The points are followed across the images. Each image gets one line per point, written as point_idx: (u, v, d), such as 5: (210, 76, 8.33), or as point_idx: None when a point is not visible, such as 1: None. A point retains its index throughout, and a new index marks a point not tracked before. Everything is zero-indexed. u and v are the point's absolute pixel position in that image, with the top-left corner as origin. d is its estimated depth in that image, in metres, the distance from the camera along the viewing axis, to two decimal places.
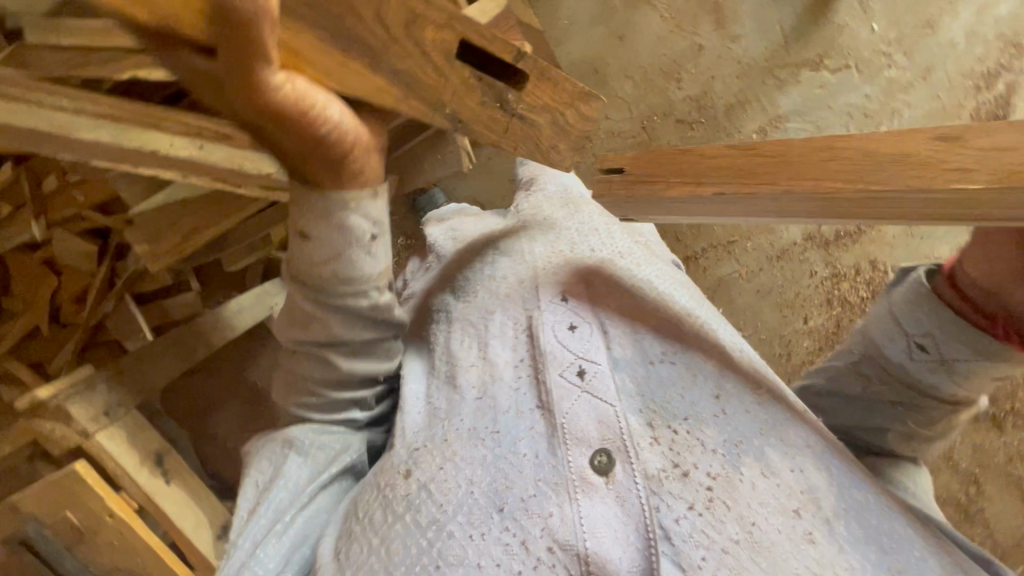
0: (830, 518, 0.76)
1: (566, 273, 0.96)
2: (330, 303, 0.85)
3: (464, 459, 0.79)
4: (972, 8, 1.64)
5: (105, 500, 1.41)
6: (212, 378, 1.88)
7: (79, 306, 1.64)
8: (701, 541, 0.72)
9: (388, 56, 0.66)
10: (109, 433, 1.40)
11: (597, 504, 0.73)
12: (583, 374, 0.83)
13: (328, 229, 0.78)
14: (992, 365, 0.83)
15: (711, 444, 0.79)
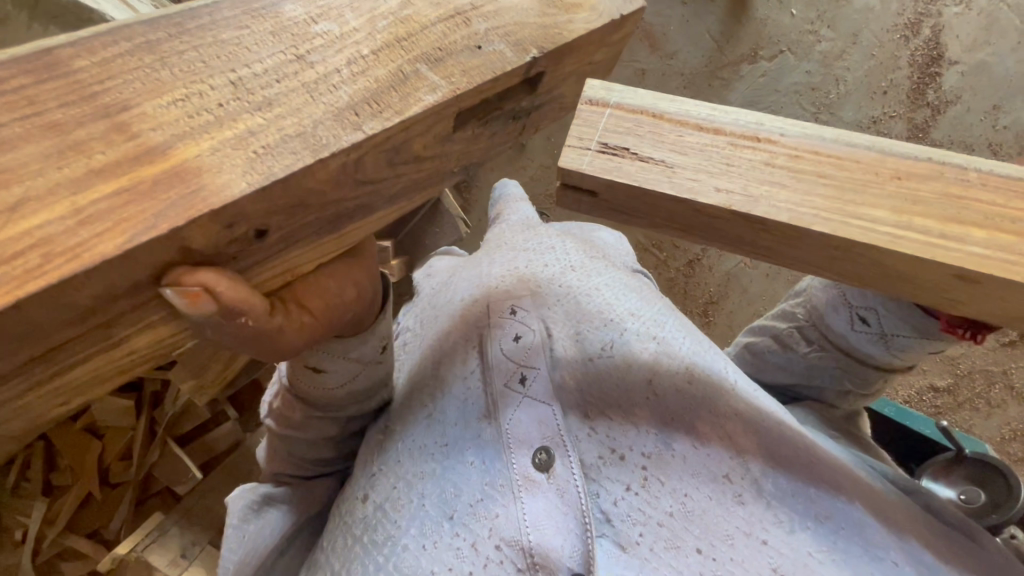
0: (760, 480, 0.57)
1: (517, 285, 0.69)
2: (341, 412, 0.66)
3: (416, 477, 0.58)
4: None
5: None
6: None
7: (127, 463, 1.63)
8: (638, 519, 0.54)
9: (381, 193, 0.50)
10: None
11: (539, 501, 0.54)
12: (525, 381, 0.60)
13: (344, 362, 0.62)
14: (930, 343, 0.71)
15: (648, 420, 0.58)
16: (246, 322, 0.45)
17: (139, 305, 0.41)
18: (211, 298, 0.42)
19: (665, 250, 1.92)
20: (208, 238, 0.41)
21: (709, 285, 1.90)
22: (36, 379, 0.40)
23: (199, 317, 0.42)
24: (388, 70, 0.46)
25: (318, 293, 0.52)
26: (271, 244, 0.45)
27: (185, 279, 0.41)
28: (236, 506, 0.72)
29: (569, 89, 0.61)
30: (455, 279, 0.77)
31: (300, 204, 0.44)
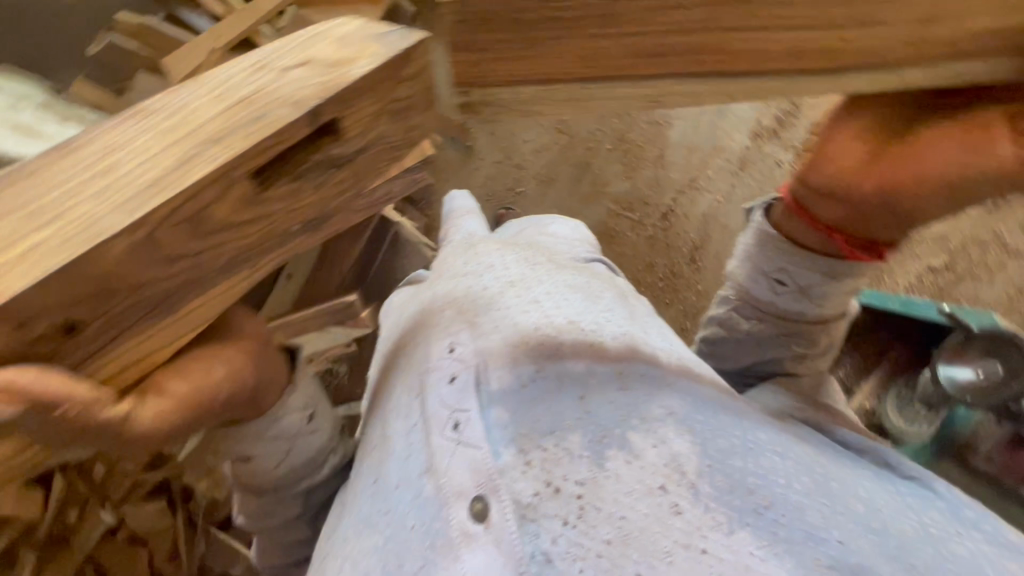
0: (699, 482, 0.44)
1: (453, 317, 0.61)
2: (292, 489, 0.69)
3: (361, 551, 0.52)
4: None
5: None
6: None
7: (177, 562, 1.60)
8: (578, 554, 0.42)
9: (207, 264, 0.46)
10: None
11: (478, 556, 0.44)
12: (458, 426, 0.50)
13: (268, 443, 0.62)
14: (845, 283, 0.69)
15: (581, 437, 0.47)
16: (61, 416, 0.41)
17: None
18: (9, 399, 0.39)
19: (637, 210, 1.90)
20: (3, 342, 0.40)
21: (689, 232, 1.88)
22: None
23: (13, 420, 0.40)
24: (172, 156, 0.43)
25: (177, 376, 0.48)
26: (87, 337, 0.43)
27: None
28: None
29: (400, 128, 0.48)
30: (404, 318, 0.70)
31: (99, 291, 0.42)
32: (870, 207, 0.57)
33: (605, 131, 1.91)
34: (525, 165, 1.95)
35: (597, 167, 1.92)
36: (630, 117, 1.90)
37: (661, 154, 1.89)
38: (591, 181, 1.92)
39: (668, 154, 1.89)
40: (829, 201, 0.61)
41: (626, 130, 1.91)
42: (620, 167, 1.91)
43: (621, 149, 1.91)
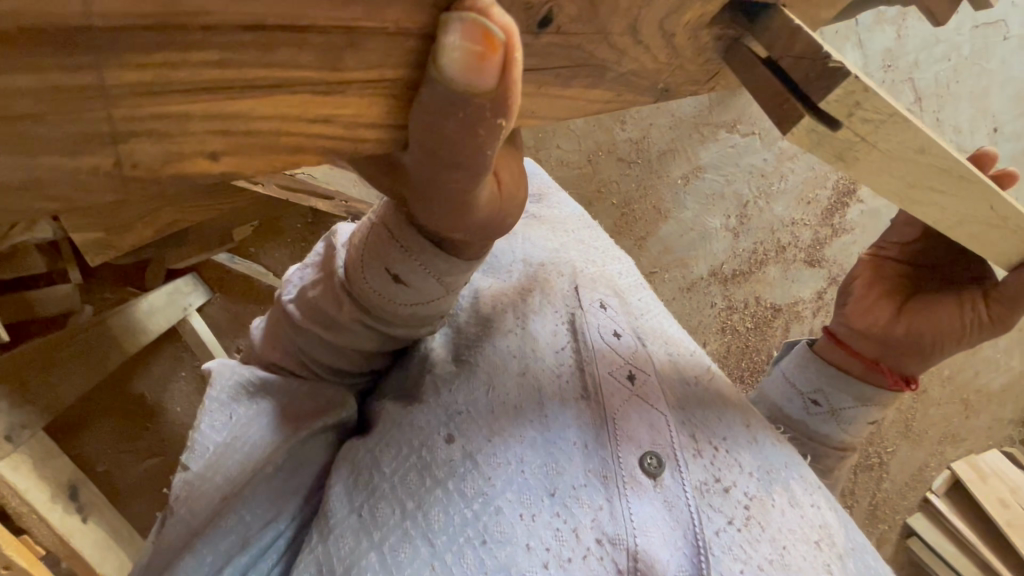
0: (843, 556, 0.56)
1: (608, 285, 0.69)
2: (387, 328, 0.56)
3: (513, 438, 0.53)
4: None
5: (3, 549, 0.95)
6: (105, 394, 1.46)
7: None
8: (740, 555, 0.51)
9: (622, 61, 0.46)
10: (13, 460, 1.02)
11: (646, 506, 0.51)
12: (634, 379, 0.59)
13: (429, 282, 0.51)
14: (869, 411, 0.79)
15: (750, 461, 0.58)
16: (495, 126, 0.35)
17: (395, 34, 0.32)
18: (500, 65, 0.32)
19: None
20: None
21: None
22: (241, 66, 0.29)
23: (460, 85, 0.32)
24: None
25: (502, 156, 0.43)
26: (537, 46, 0.40)
27: (490, 15, 0.31)
28: (227, 381, 0.61)
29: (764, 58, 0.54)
30: (522, 235, 0.74)
31: (588, 13, 0.41)
32: (915, 341, 0.75)
33: (620, 187, 1.81)
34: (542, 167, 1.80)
35: (593, 212, 1.82)
36: (645, 190, 1.81)
37: (645, 237, 1.83)
38: None
39: (649, 241, 1.83)
40: (869, 337, 0.78)
41: (634, 199, 1.82)
42: (610, 225, 1.83)
43: (621, 211, 1.82)
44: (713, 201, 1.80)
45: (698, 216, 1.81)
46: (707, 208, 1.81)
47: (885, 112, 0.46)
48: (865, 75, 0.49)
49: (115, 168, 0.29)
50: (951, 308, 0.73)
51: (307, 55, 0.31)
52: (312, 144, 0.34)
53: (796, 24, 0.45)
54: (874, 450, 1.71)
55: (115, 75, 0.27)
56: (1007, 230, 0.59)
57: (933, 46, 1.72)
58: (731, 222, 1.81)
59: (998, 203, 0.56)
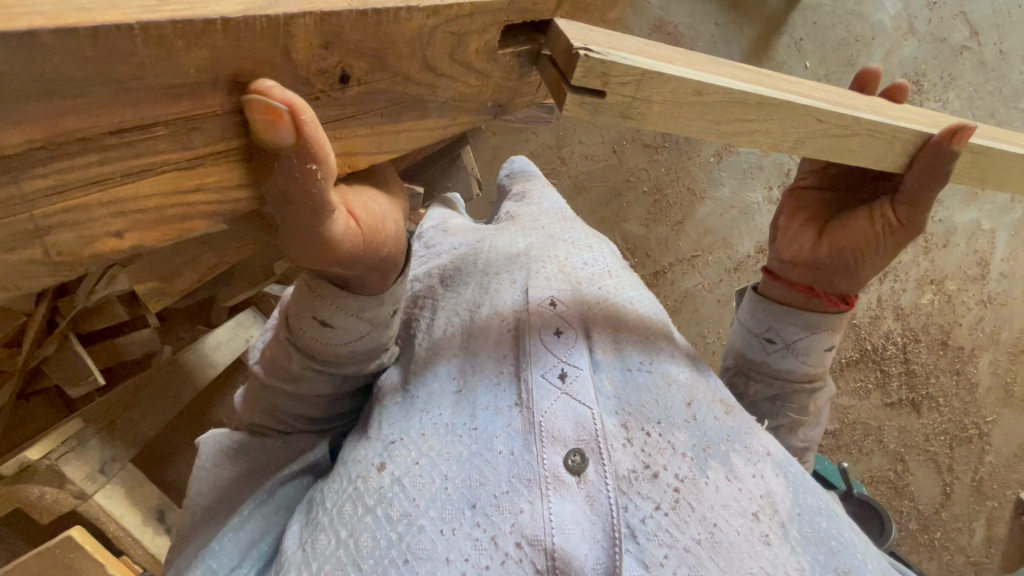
0: (786, 523, 0.53)
1: (556, 275, 0.68)
2: (329, 370, 0.61)
3: (439, 456, 0.52)
4: (884, 50, 1.67)
5: (106, 567, 1.07)
6: (184, 428, 1.59)
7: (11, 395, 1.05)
8: (664, 540, 0.49)
9: (435, 92, 0.51)
10: (107, 490, 1.16)
11: (566, 504, 0.49)
12: (567, 377, 0.56)
13: (356, 321, 0.57)
14: (825, 335, 0.71)
15: (685, 439, 0.55)
16: (314, 174, 0.40)
17: (216, 111, 0.38)
18: (292, 126, 0.38)
19: (637, 256, 1.78)
20: (302, 62, 0.40)
21: (667, 302, 1.80)
22: (106, 160, 0.35)
23: (276, 147, 0.39)
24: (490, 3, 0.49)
25: (364, 203, 0.49)
26: (347, 98, 0.45)
27: (270, 94, 0.37)
28: (208, 448, 0.65)
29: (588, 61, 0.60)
30: (485, 245, 0.75)
31: (379, 64, 0.45)
32: (837, 261, 0.69)
33: (649, 174, 1.75)
34: (567, 163, 1.74)
35: (625, 202, 1.77)
36: (676, 174, 1.75)
37: (681, 221, 1.78)
38: (613, 212, 1.77)
39: (686, 225, 1.78)
40: (801, 265, 0.72)
41: (665, 183, 1.76)
42: (643, 212, 1.77)
43: (653, 198, 1.76)
44: (752, 173, 1.76)
45: (736, 192, 1.76)
46: (745, 183, 1.77)
47: (637, 73, 0.48)
48: (638, 48, 0.53)
49: (47, 256, 0.35)
50: (865, 216, 0.67)
51: (162, 142, 0.37)
52: (196, 212, 0.40)
53: (561, 29, 0.51)
54: (971, 420, 1.65)
55: (25, 181, 0.33)
56: (852, 134, 0.59)
57: None
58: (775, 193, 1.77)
59: (821, 115, 0.57)
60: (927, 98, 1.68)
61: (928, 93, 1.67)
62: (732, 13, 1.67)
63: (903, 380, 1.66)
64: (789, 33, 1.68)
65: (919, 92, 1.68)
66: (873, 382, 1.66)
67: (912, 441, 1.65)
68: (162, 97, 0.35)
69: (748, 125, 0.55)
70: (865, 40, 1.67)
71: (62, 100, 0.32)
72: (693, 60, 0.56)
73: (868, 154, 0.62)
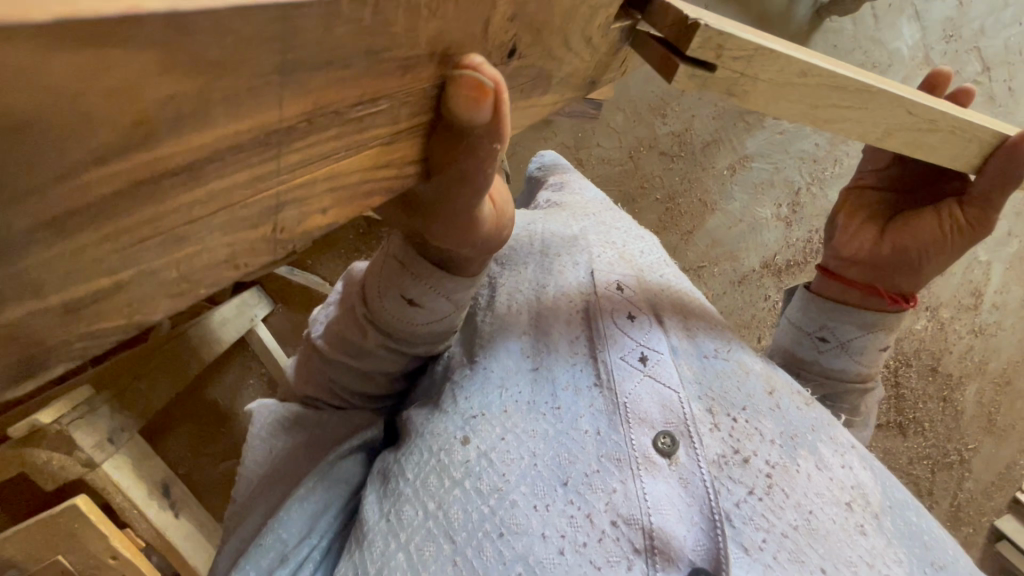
0: (880, 515, 0.53)
1: (620, 262, 0.68)
2: (410, 350, 0.60)
3: (525, 433, 0.51)
4: (899, 78, 1.71)
5: (110, 540, 1.05)
6: (183, 404, 1.55)
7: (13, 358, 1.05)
8: (762, 524, 0.49)
9: (560, 66, 0.52)
10: (115, 460, 1.12)
11: (659, 485, 0.49)
12: (646, 361, 0.57)
13: (445, 303, 0.56)
14: (880, 334, 0.72)
15: (773, 428, 0.55)
16: (495, 152, 0.40)
17: (422, 83, 0.37)
18: (493, 104, 0.37)
19: None
20: (491, 35, 0.41)
21: None
22: (335, 131, 0.33)
23: (467, 123, 0.38)
24: None
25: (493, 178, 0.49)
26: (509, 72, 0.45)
27: (480, 70, 0.37)
28: (264, 420, 0.65)
29: None
30: (539, 226, 0.73)
31: (536, 37, 0.46)
32: (903, 260, 0.70)
33: (664, 181, 1.76)
34: (583, 164, 1.74)
35: (637, 208, 1.78)
36: (691, 183, 1.77)
37: (692, 231, 1.79)
38: None
39: (696, 235, 1.79)
40: (861, 264, 0.73)
41: (679, 192, 1.77)
42: (654, 219, 1.79)
43: (666, 206, 1.78)
44: (763, 189, 1.77)
45: (746, 207, 1.78)
46: (755, 199, 1.78)
47: (747, 51, 0.50)
48: (753, 31, 0.54)
49: (272, 233, 0.33)
50: (929, 217, 0.69)
51: (379, 117, 0.35)
52: (381, 186, 0.39)
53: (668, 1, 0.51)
54: (954, 447, 1.68)
55: (284, 152, 0.31)
56: (937, 130, 0.61)
57: (1001, 12, 1.69)
58: (783, 210, 1.78)
59: (912, 107, 0.58)
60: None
61: None
62: (756, 30, 1.70)
63: (890, 403, 1.69)
64: None
65: None
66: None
67: (896, 463, 1.68)
68: (396, 69, 0.34)
69: (844, 114, 0.57)
70: (880, 66, 1.70)
71: (331, 69, 0.30)
72: (812, 54, 0.56)
73: (947, 150, 0.64)
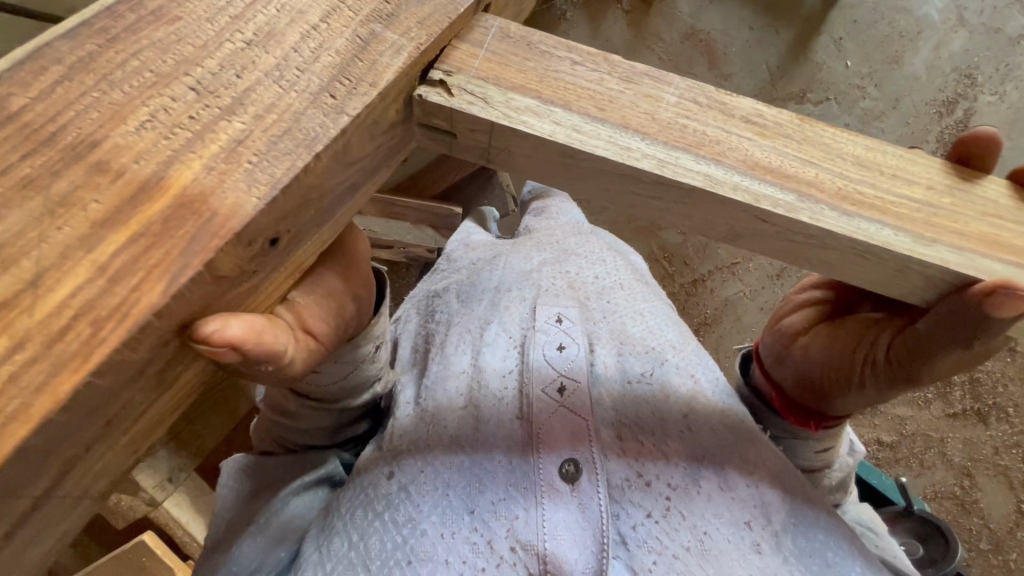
0: (779, 534, 0.53)
1: (565, 290, 0.69)
2: (325, 404, 0.63)
3: (442, 467, 0.54)
4: (932, 44, 1.61)
5: (175, 571, 1.15)
6: None
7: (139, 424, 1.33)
8: (654, 547, 0.50)
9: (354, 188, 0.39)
10: (175, 497, 1.25)
11: (559, 512, 0.50)
12: (564, 392, 0.57)
13: (337, 365, 0.57)
14: (807, 435, 0.68)
15: (680, 451, 0.55)
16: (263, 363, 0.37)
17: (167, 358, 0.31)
18: (236, 356, 0.33)
19: (675, 265, 1.75)
20: (228, 262, 0.31)
21: (709, 311, 1.73)
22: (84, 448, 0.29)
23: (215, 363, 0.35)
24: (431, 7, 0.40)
25: (323, 318, 0.44)
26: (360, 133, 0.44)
27: (209, 333, 0.32)
28: (231, 468, 0.69)
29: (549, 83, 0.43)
30: (499, 261, 0.76)
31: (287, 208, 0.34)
32: (816, 374, 0.62)
33: None
34: None
35: None
36: None
37: None
38: (649, 221, 1.75)
39: None
40: (786, 363, 0.66)
41: None
42: None
43: None
44: None
45: None
46: None
47: (482, 124, 0.39)
48: (583, 92, 0.40)
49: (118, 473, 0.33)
50: (849, 339, 0.57)
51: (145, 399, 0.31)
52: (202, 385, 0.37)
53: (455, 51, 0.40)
54: None
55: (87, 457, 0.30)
56: (830, 250, 0.42)
57: None
58: None
59: (764, 213, 0.40)
60: (981, 91, 1.58)
61: (982, 85, 1.58)
62: (768, 18, 1.66)
63: (965, 389, 1.57)
64: (828, 34, 1.64)
65: (972, 84, 1.59)
66: (934, 392, 1.58)
67: (978, 454, 1.54)
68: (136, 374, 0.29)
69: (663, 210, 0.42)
70: (910, 35, 1.61)
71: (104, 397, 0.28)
72: (689, 131, 0.41)
73: (861, 272, 0.43)
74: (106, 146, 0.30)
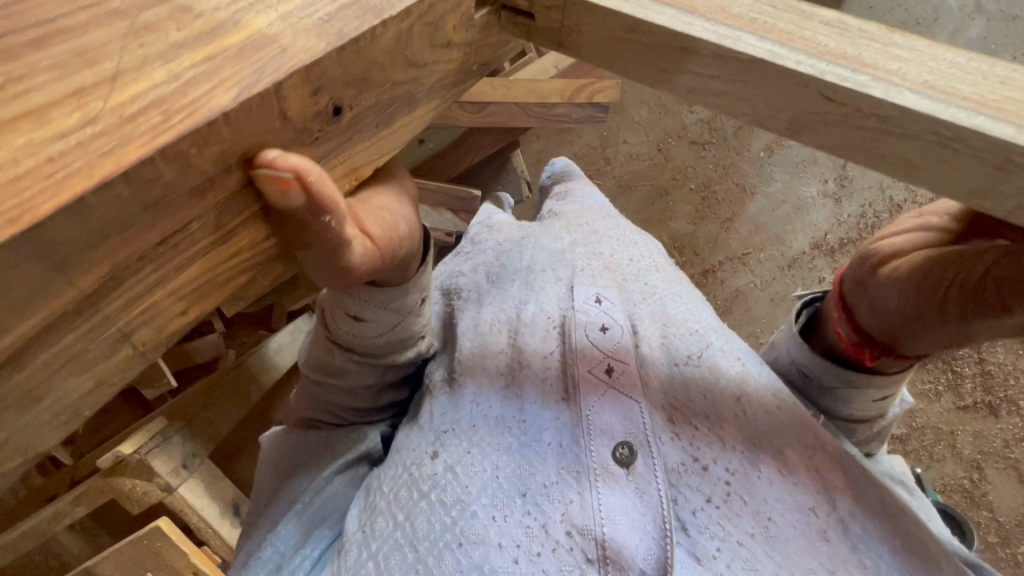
0: (844, 520, 0.52)
1: (601, 270, 0.67)
2: (370, 358, 0.61)
3: (490, 447, 0.53)
4: (948, 32, 1.58)
5: (188, 556, 1.13)
6: None
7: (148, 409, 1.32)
8: (716, 532, 0.49)
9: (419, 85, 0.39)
10: (190, 483, 1.22)
11: (615, 496, 0.50)
12: (613, 373, 0.56)
13: (385, 312, 0.56)
14: (871, 384, 0.63)
15: (733, 433, 0.54)
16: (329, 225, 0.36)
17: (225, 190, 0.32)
18: (303, 191, 0.33)
19: (685, 255, 1.71)
20: (295, 100, 0.32)
21: (719, 302, 1.69)
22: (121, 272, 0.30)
23: (282, 209, 0.34)
24: None
25: (377, 217, 0.43)
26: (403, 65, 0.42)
27: (275, 163, 0.32)
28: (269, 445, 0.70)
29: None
30: (528, 241, 0.75)
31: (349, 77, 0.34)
32: (896, 297, 0.55)
33: (697, 171, 1.72)
34: (612, 163, 1.73)
35: (672, 200, 1.73)
36: (725, 170, 1.72)
37: (732, 218, 1.71)
38: (660, 210, 1.72)
39: (737, 221, 1.71)
40: (864, 288, 0.60)
41: (714, 179, 1.72)
42: (691, 210, 1.72)
43: (701, 195, 1.72)
44: (805, 167, 1.70)
45: (789, 187, 1.70)
46: (798, 178, 1.71)
47: None
48: None
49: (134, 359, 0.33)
50: (950, 259, 0.51)
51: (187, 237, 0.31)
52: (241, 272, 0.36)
53: None
54: None
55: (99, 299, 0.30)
56: (912, 137, 0.33)
57: None
58: (829, 186, 1.69)
59: (828, 87, 0.34)
60: None
61: None
62: None
63: (976, 381, 1.56)
64: None
65: None
66: (945, 385, 1.57)
67: (990, 448, 1.52)
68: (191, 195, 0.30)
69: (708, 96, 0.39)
70: (926, 21, 1.57)
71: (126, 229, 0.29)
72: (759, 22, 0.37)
73: (945, 171, 0.34)
74: (152, 67, 0.29)
